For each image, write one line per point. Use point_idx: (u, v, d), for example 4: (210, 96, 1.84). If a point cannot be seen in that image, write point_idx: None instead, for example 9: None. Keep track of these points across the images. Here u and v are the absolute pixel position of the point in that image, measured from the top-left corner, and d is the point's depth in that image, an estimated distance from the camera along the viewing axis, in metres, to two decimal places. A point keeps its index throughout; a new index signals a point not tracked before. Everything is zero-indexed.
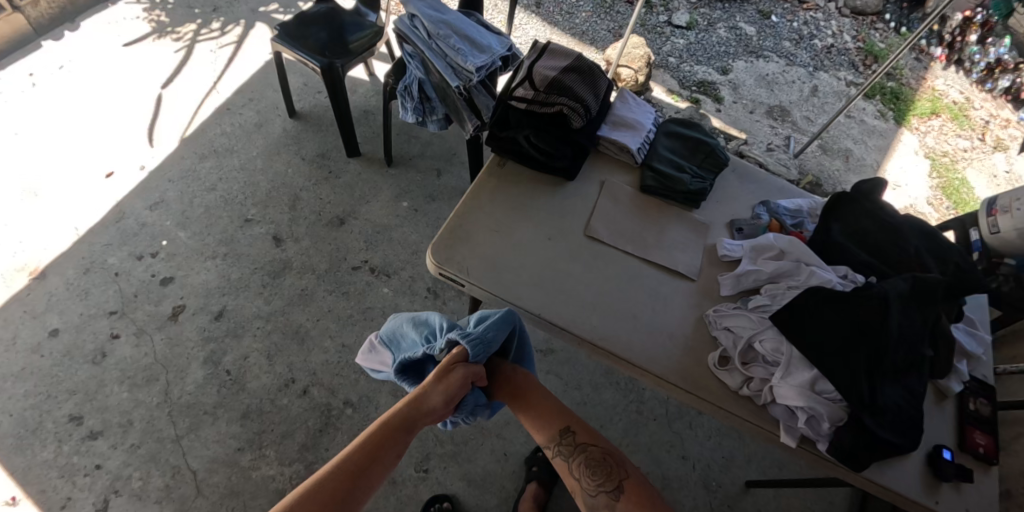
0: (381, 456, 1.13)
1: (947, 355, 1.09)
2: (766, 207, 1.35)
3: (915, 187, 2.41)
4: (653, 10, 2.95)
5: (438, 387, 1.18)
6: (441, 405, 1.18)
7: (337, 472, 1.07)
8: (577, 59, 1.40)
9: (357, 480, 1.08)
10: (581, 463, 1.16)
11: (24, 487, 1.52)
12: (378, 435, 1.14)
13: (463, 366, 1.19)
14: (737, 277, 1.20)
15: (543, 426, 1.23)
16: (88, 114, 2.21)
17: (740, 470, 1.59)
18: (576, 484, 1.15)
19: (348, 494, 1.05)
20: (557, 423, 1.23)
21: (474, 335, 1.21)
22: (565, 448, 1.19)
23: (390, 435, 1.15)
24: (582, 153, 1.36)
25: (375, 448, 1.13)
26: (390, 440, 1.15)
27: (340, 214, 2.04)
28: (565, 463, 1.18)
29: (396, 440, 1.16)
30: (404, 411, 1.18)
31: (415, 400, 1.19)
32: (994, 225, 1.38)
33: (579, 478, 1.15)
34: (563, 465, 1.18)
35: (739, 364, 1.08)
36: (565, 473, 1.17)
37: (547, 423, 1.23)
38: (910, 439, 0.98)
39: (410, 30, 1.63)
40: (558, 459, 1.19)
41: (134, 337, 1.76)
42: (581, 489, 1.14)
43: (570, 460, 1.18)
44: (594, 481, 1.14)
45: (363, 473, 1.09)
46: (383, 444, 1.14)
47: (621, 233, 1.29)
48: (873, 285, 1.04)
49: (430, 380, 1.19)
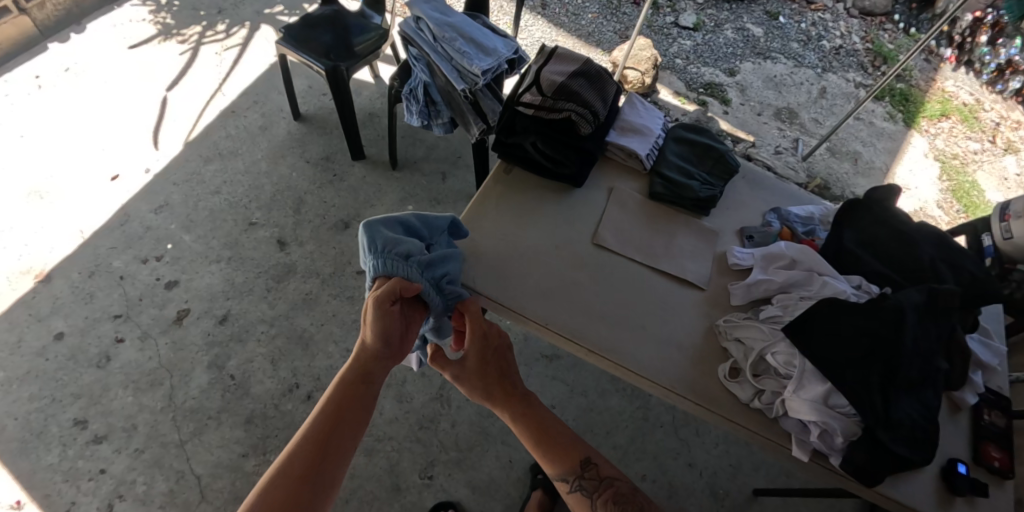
0: (349, 416, 0.96)
1: (962, 366, 1.07)
2: (777, 214, 1.33)
3: (925, 191, 2.38)
4: (660, 11, 2.92)
5: (377, 321, 1.03)
6: (385, 347, 1.03)
7: (309, 439, 0.91)
8: (584, 64, 1.38)
9: (331, 447, 0.91)
10: (607, 499, 1.01)
11: (29, 490, 1.52)
12: (337, 398, 0.97)
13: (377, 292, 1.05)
14: (747, 286, 1.19)
15: (555, 456, 1.06)
16: (94, 117, 2.21)
17: (747, 478, 1.57)
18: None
19: (317, 470, 0.89)
20: (572, 452, 1.06)
21: (375, 261, 1.09)
22: (588, 482, 1.03)
23: (351, 390, 0.98)
24: (590, 159, 1.34)
25: (344, 411, 0.96)
26: (353, 399, 0.97)
27: (345, 218, 2.03)
28: (586, 499, 1.02)
29: (362, 396, 0.98)
30: (358, 367, 1.02)
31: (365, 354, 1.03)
32: (1007, 231, 1.36)
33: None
34: (583, 501, 1.02)
35: (750, 376, 1.07)
36: (583, 510, 1.02)
37: (556, 449, 1.06)
38: (924, 455, 0.96)
39: (415, 33, 1.63)
40: (578, 493, 1.03)
41: (139, 341, 1.75)
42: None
43: (593, 495, 1.02)
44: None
45: (331, 441, 0.92)
46: (345, 402, 0.97)
47: (630, 241, 1.28)
48: (888, 296, 1.02)
49: (370, 319, 1.03)
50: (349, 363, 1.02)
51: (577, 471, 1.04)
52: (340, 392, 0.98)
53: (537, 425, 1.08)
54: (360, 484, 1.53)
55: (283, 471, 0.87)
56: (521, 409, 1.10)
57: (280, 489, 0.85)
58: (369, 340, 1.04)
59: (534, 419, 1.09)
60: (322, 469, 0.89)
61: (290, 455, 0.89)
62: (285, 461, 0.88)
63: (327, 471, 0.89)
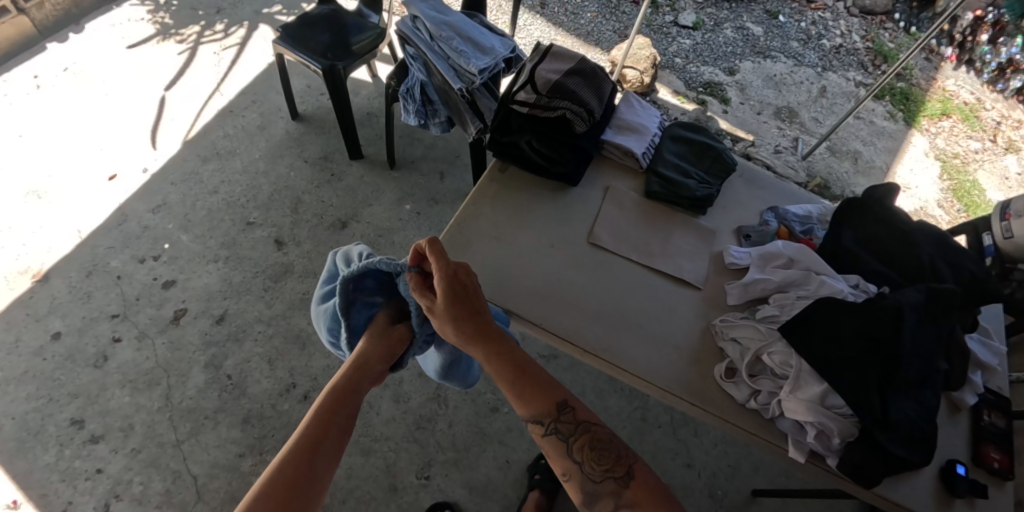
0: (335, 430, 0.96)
1: (961, 366, 1.06)
2: (775, 213, 1.32)
3: (926, 191, 2.37)
4: (659, 10, 2.91)
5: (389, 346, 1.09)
6: (384, 364, 1.07)
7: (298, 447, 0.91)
8: (581, 62, 1.37)
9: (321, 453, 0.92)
10: (583, 443, 0.98)
11: (25, 490, 1.51)
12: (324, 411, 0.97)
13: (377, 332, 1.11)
14: (744, 286, 1.18)
15: (531, 397, 1.00)
16: (92, 117, 2.21)
17: (746, 478, 1.56)
18: (576, 469, 0.96)
19: (306, 481, 0.88)
20: (548, 396, 1.01)
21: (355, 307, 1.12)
22: (564, 426, 0.99)
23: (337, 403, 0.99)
24: (585, 158, 1.34)
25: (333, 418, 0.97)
26: (338, 410, 0.98)
27: (342, 218, 2.02)
28: (563, 442, 0.97)
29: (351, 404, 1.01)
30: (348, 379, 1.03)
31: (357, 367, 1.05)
32: (1008, 230, 1.35)
33: (581, 461, 0.96)
34: (559, 444, 0.97)
35: (747, 376, 1.06)
36: (557, 453, 0.97)
37: (533, 392, 1.01)
38: (922, 455, 0.95)
39: (412, 32, 1.62)
40: (554, 436, 0.98)
41: (136, 341, 1.75)
42: (582, 473, 0.95)
43: (569, 440, 0.98)
44: (599, 466, 0.95)
45: (317, 452, 0.92)
46: (332, 414, 0.98)
47: (626, 241, 1.27)
48: (886, 296, 1.01)
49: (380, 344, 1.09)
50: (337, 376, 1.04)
51: (554, 414, 0.99)
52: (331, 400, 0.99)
53: (513, 366, 1.02)
54: (357, 484, 1.53)
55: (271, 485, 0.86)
56: (500, 347, 1.02)
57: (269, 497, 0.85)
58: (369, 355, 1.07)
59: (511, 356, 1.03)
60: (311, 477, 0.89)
61: (278, 466, 0.88)
62: (275, 473, 0.87)
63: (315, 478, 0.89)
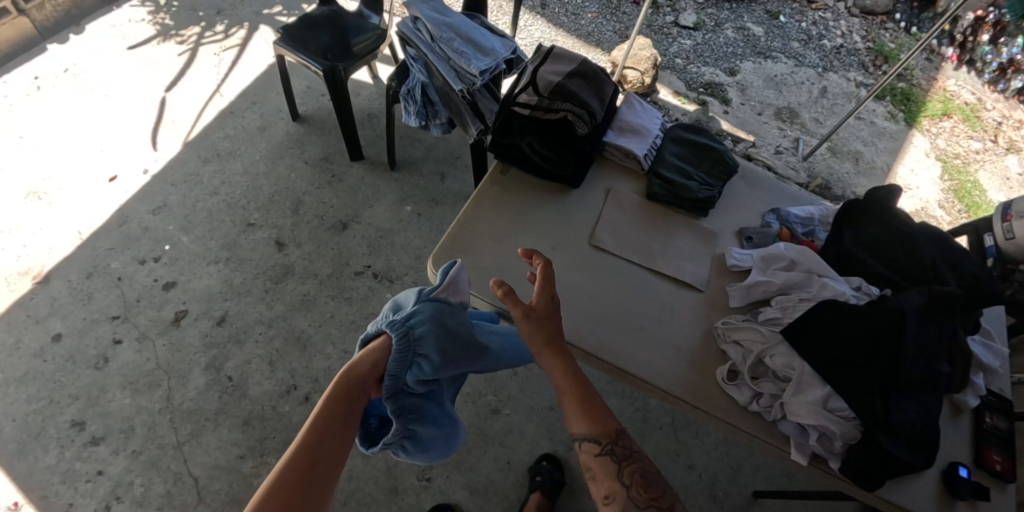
0: (337, 435, 0.93)
1: (963, 369, 1.06)
2: (777, 215, 1.32)
3: (927, 191, 2.37)
4: (660, 10, 2.91)
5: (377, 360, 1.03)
6: (372, 370, 1.02)
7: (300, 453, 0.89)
8: (582, 64, 1.37)
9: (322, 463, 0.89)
10: (633, 468, 0.95)
11: (26, 492, 1.51)
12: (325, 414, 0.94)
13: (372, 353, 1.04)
14: (746, 287, 1.18)
15: (589, 416, 0.98)
16: (92, 118, 2.21)
17: (747, 480, 1.56)
18: (621, 492, 0.93)
19: (310, 486, 0.86)
20: (604, 419, 0.98)
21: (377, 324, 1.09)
22: (619, 449, 0.96)
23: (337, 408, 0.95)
24: (586, 160, 1.34)
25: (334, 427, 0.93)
26: (338, 413, 0.95)
27: (343, 219, 2.02)
28: (614, 465, 0.95)
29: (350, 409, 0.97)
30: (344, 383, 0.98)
31: (351, 372, 1.00)
32: (1009, 231, 1.34)
33: (628, 486, 0.94)
34: (610, 467, 0.95)
35: (749, 379, 1.06)
36: (609, 475, 0.94)
37: (590, 413, 0.98)
38: (925, 458, 0.95)
39: (413, 33, 1.62)
40: (607, 457, 0.95)
41: (136, 343, 1.75)
42: (627, 497, 0.93)
43: (621, 463, 0.95)
44: (645, 492, 0.92)
45: (319, 459, 0.89)
46: (332, 417, 0.94)
47: (628, 243, 1.27)
48: (888, 298, 1.01)
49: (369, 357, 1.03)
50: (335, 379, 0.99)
51: (610, 437, 0.97)
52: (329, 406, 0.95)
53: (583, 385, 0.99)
54: (357, 486, 1.52)
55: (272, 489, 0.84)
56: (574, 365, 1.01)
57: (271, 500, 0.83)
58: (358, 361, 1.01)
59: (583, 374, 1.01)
60: (315, 482, 0.87)
61: (282, 469, 0.87)
62: (276, 479, 0.85)
63: (319, 482, 0.88)
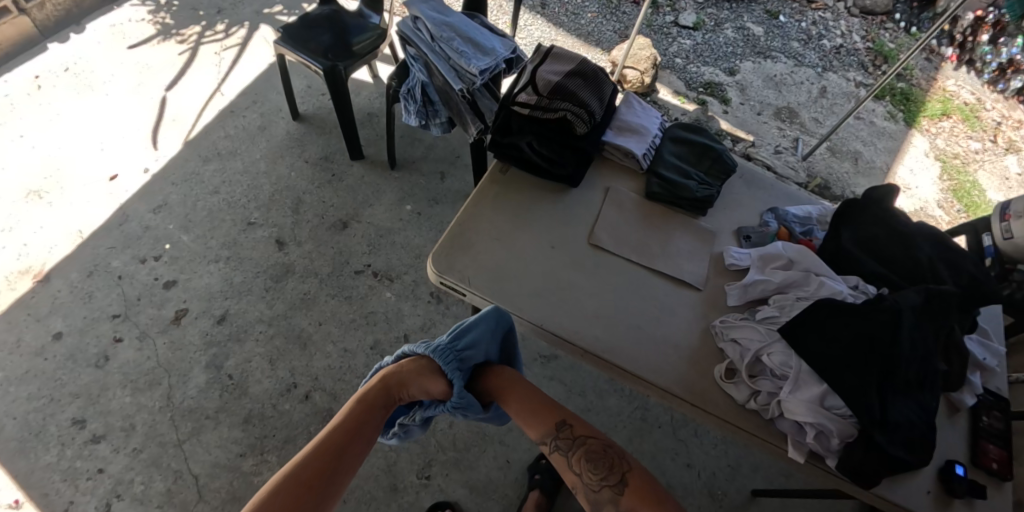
0: (363, 435, 1.09)
1: (960, 368, 1.07)
2: (775, 214, 1.33)
3: (927, 191, 2.37)
4: (660, 10, 2.92)
5: (419, 384, 1.14)
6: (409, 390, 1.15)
7: (319, 450, 1.03)
8: (581, 64, 1.37)
9: (340, 461, 1.02)
10: (580, 456, 1.06)
11: (27, 490, 1.52)
12: (357, 414, 1.09)
13: (414, 384, 1.15)
14: (744, 287, 1.18)
15: (535, 420, 1.11)
16: (92, 117, 2.21)
17: (746, 479, 1.56)
18: (578, 481, 1.04)
19: (328, 480, 0.99)
20: (548, 414, 1.11)
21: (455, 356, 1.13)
22: (563, 441, 1.08)
23: (371, 409, 1.11)
24: (585, 159, 1.34)
25: (350, 429, 1.07)
26: (370, 416, 1.11)
27: (343, 218, 2.03)
28: (564, 458, 1.06)
29: (373, 417, 1.11)
30: (381, 390, 1.14)
31: (392, 383, 1.15)
32: (1008, 231, 1.35)
33: (581, 473, 1.04)
34: (561, 460, 1.07)
35: (747, 377, 1.06)
36: (563, 468, 1.06)
37: (540, 419, 1.11)
38: (920, 456, 0.95)
39: (413, 32, 1.63)
40: (557, 453, 1.07)
41: (137, 341, 1.75)
42: (582, 484, 1.04)
43: (568, 454, 1.07)
44: (596, 475, 1.04)
45: (345, 456, 1.03)
46: (365, 418, 1.10)
47: (627, 242, 1.27)
48: (886, 297, 1.01)
49: (410, 378, 1.15)
50: (374, 381, 1.15)
51: (554, 431, 1.09)
52: (356, 412, 1.10)
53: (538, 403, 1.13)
54: (357, 484, 1.53)
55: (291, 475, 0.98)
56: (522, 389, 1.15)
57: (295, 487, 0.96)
58: (395, 376, 1.15)
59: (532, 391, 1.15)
60: (333, 478, 1.00)
61: (302, 463, 1.00)
62: (292, 476, 0.97)
63: (339, 476, 1.01)
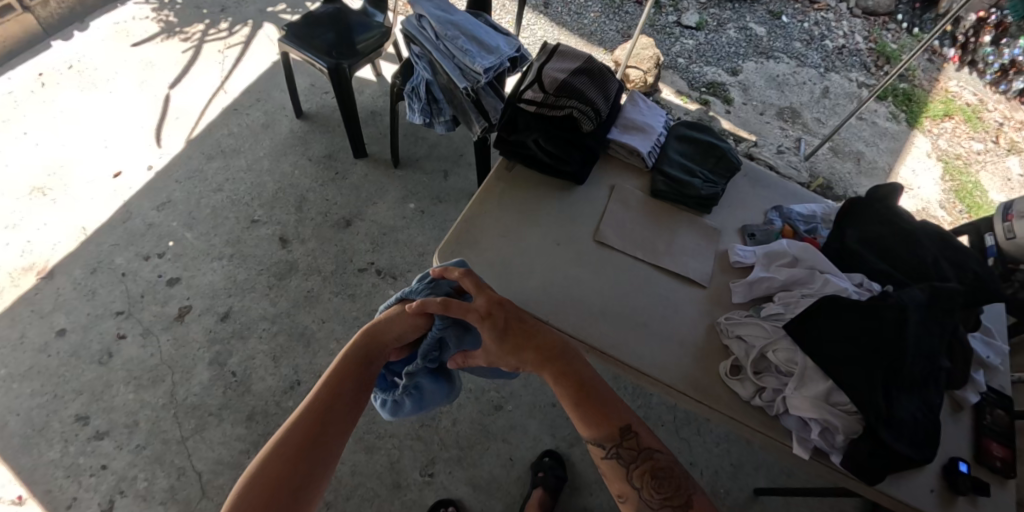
0: (351, 393, 1.00)
1: (963, 365, 1.07)
2: (779, 212, 1.33)
3: (928, 192, 2.37)
4: (662, 10, 2.92)
5: (398, 326, 1.08)
6: (394, 339, 1.09)
7: (303, 417, 0.95)
8: (587, 61, 1.38)
9: (328, 423, 0.95)
10: (644, 470, 0.95)
11: (30, 486, 1.52)
12: (341, 371, 1.02)
13: (395, 327, 1.08)
14: (749, 284, 1.18)
15: (592, 416, 0.98)
16: (96, 115, 2.21)
17: (749, 477, 1.57)
18: (634, 494, 0.94)
19: (318, 444, 0.92)
20: (614, 416, 0.99)
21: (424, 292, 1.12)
22: (625, 450, 0.96)
23: (354, 364, 1.03)
24: (591, 156, 1.35)
25: (336, 387, 0.99)
26: (354, 370, 1.03)
27: (347, 216, 2.03)
28: (621, 466, 0.95)
29: (359, 373, 1.03)
30: (363, 343, 1.06)
31: (374, 335, 1.08)
32: (1010, 231, 1.35)
33: (640, 488, 0.94)
34: (617, 468, 0.95)
35: (752, 373, 1.06)
36: (617, 475, 0.95)
37: (598, 413, 0.98)
38: (926, 453, 0.95)
39: (417, 31, 1.62)
40: (614, 459, 0.96)
41: (141, 338, 1.76)
42: (638, 497, 0.93)
43: (630, 465, 0.95)
44: (657, 493, 0.93)
45: (331, 417, 0.96)
46: (349, 376, 1.02)
47: (632, 239, 1.27)
48: (890, 294, 1.02)
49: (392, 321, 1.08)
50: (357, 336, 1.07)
51: (615, 439, 0.97)
52: (341, 369, 1.02)
53: (580, 386, 1.00)
54: (361, 481, 1.54)
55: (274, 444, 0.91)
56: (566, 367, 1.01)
57: (279, 456, 0.89)
58: (377, 326, 1.08)
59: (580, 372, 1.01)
60: (322, 441, 0.93)
61: (285, 434, 0.92)
62: (273, 447, 0.90)
63: (329, 440, 0.94)
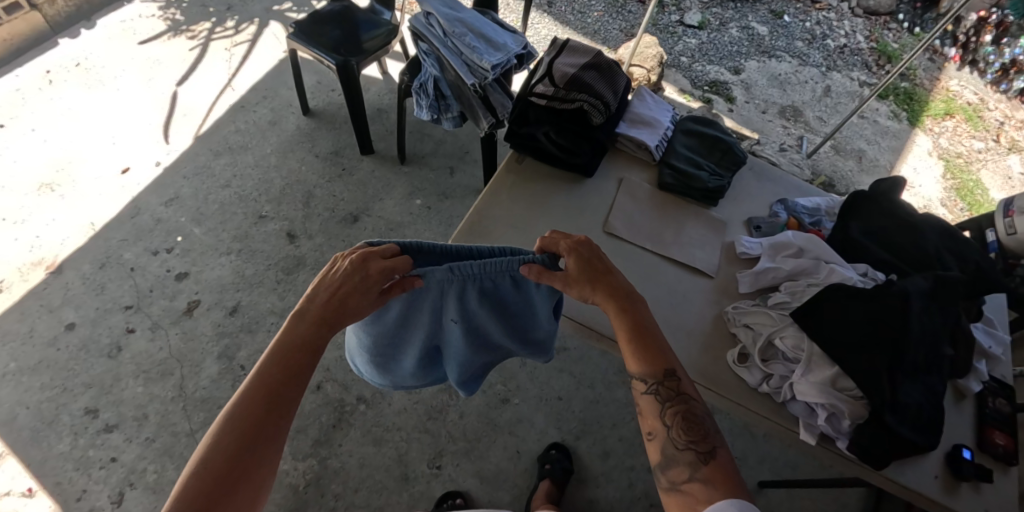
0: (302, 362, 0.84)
1: (966, 354, 1.09)
2: (784, 205, 1.35)
3: (929, 190, 2.39)
4: (665, 9, 2.95)
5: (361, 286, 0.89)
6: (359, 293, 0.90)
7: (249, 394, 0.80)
8: (596, 56, 1.39)
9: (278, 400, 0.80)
10: (676, 411, 0.89)
11: (41, 478, 1.54)
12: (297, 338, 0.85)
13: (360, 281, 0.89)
14: (755, 274, 1.20)
15: (640, 352, 0.92)
16: (104, 112, 2.23)
17: (753, 470, 1.58)
18: (662, 431, 0.89)
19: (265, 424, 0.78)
20: (660, 355, 0.92)
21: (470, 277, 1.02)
22: (665, 390, 0.90)
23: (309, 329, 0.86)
24: (600, 149, 1.37)
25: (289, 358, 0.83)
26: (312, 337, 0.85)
27: (354, 211, 2.05)
28: (656, 404, 0.90)
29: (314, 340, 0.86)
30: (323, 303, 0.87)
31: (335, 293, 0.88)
32: (1011, 226, 1.37)
33: (669, 426, 0.89)
34: (652, 405, 0.90)
35: (759, 360, 1.08)
36: (650, 412, 0.90)
37: (645, 350, 0.92)
38: (929, 439, 0.97)
39: (425, 28, 1.64)
40: (650, 396, 0.90)
41: (149, 332, 1.77)
42: (666, 436, 0.89)
43: (664, 403, 0.90)
44: (686, 435, 0.88)
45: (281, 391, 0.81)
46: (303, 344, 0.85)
47: (640, 230, 1.29)
48: (894, 283, 1.04)
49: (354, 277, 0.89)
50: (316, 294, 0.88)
51: (657, 376, 0.91)
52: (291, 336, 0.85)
53: (638, 325, 0.93)
54: (369, 473, 1.55)
55: (208, 457, 0.74)
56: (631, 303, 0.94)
57: (227, 447, 0.75)
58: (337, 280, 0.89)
59: (639, 314, 0.94)
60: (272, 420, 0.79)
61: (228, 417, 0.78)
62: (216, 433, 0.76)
63: (279, 416, 0.79)
